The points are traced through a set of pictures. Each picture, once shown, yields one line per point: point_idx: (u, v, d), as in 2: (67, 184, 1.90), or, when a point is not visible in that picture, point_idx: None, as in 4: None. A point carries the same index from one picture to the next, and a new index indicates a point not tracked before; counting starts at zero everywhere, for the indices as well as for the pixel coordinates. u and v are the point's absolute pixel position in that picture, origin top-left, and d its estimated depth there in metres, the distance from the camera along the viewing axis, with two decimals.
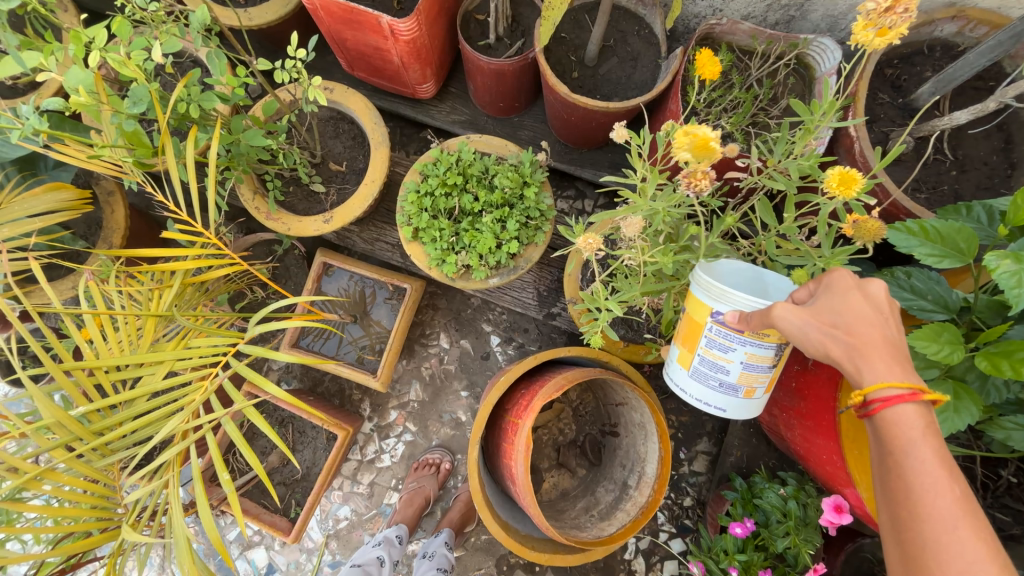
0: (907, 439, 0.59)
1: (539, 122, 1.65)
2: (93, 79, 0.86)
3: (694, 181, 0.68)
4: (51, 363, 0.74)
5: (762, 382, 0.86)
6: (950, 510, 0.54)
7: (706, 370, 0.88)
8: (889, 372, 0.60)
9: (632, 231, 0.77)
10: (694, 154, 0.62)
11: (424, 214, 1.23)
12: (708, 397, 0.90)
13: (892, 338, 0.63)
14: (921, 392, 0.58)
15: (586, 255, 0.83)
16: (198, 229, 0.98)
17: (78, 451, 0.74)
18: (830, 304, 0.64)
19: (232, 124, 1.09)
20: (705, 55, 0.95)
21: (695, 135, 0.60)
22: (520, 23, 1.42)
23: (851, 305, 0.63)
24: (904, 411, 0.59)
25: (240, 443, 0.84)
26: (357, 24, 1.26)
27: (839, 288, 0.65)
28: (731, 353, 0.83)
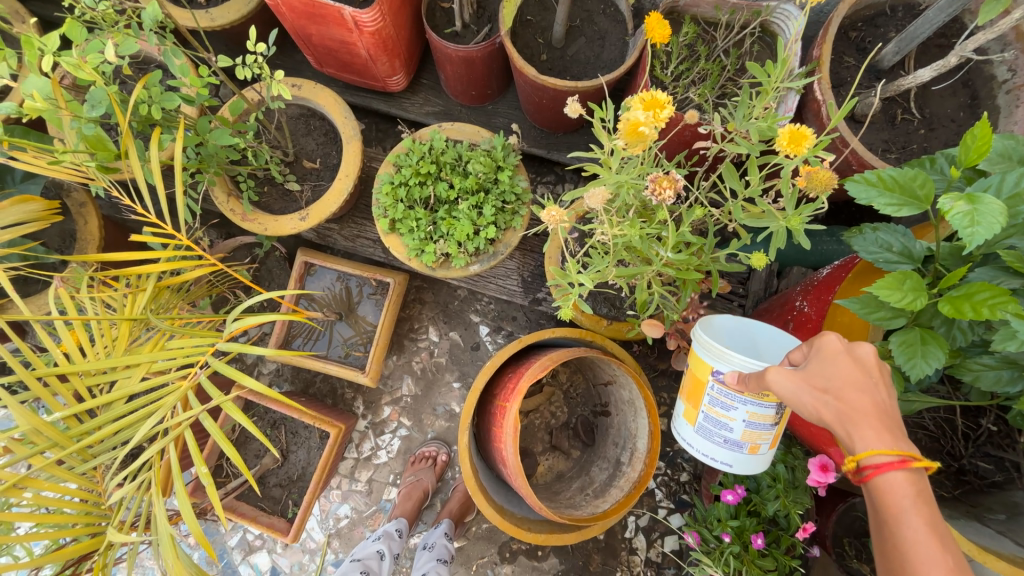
0: (900, 507, 0.61)
1: (513, 108, 1.64)
2: (51, 85, 0.85)
3: (656, 186, 0.71)
4: (22, 371, 0.73)
5: (766, 439, 0.89)
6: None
7: (711, 428, 0.92)
8: (879, 438, 0.63)
9: (597, 203, 0.77)
10: (629, 141, 0.68)
11: (400, 204, 1.23)
12: (715, 453, 0.94)
13: (882, 403, 0.66)
14: (909, 460, 0.60)
15: (552, 230, 0.83)
16: (170, 231, 0.97)
17: (58, 457, 0.74)
18: (821, 368, 0.68)
19: (199, 125, 1.09)
20: (654, 19, 0.92)
21: (630, 121, 0.65)
22: (486, 9, 1.41)
23: (840, 370, 0.67)
24: (895, 479, 0.61)
25: (220, 439, 0.83)
26: (320, 18, 1.25)
27: (829, 354, 0.69)
28: (734, 411, 0.87)
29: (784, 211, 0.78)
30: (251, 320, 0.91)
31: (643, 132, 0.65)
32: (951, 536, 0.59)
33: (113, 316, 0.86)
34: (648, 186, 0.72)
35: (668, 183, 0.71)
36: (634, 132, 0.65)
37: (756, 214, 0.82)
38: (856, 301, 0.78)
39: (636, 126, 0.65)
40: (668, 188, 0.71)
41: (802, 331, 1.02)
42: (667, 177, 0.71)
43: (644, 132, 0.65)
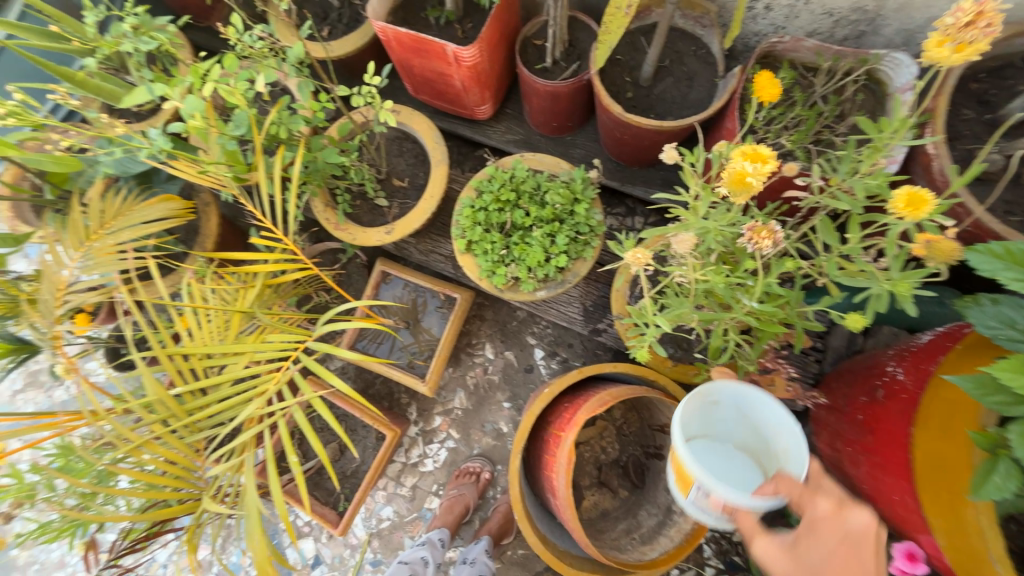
0: None
1: (592, 141, 1.69)
2: (206, 106, 1.00)
3: (754, 236, 0.71)
4: (158, 348, 0.85)
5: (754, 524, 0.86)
6: None
7: (697, 511, 0.93)
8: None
9: (684, 247, 0.76)
10: (733, 192, 0.68)
11: (478, 227, 1.30)
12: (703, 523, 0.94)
13: None
14: None
15: (634, 270, 0.84)
16: (279, 237, 1.10)
17: (174, 427, 0.84)
18: (812, 554, 0.76)
19: (313, 144, 1.22)
20: (765, 77, 0.92)
21: (734, 172, 0.66)
22: (576, 47, 1.47)
23: (833, 555, 0.74)
24: None
25: (308, 432, 0.92)
26: (425, 52, 1.37)
27: (822, 539, 0.76)
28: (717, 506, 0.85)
29: (887, 273, 0.75)
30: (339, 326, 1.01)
31: (750, 181, 0.65)
32: None
33: (227, 308, 0.98)
34: (744, 238, 0.73)
35: (766, 233, 0.71)
36: (741, 182, 0.65)
37: (851, 272, 0.78)
38: (968, 379, 0.72)
39: (742, 176, 0.65)
40: (765, 239, 0.71)
41: (896, 402, 0.94)
42: (764, 228, 0.70)
43: (752, 182, 0.64)
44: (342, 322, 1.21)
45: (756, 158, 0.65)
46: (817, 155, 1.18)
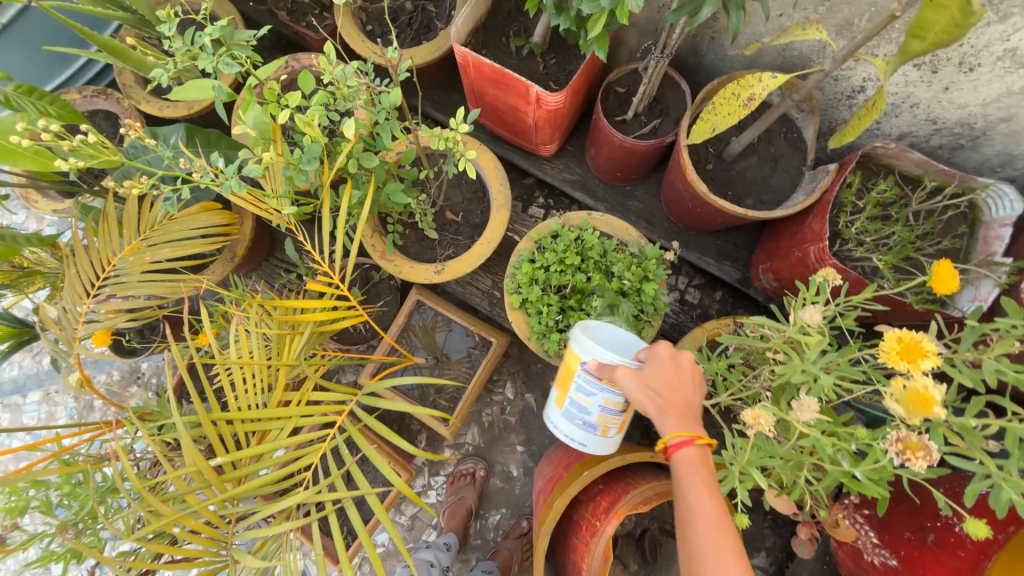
0: (685, 475, 0.77)
1: (651, 195, 1.58)
2: (275, 132, 0.89)
3: (907, 452, 0.61)
4: (204, 414, 0.79)
5: (616, 424, 1.00)
6: (709, 519, 0.73)
7: (573, 412, 1.00)
8: (678, 424, 0.79)
9: (809, 412, 0.68)
10: (907, 410, 0.60)
11: (535, 285, 1.22)
12: (573, 433, 1.03)
13: (689, 401, 0.82)
14: (695, 439, 0.77)
15: (751, 430, 0.72)
16: (333, 281, 1.01)
17: (211, 502, 0.76)
18: (653, 373, 0.83)
19: (378, 175, 1.12)
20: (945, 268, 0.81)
21: (908, 388, 0.59)
22: (660, 103, 1.37)
23: (667, 375, 0.83)
24: (687, 459, 0.78)
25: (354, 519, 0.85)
26: (504, 86, 1.25)
27: (661, 360, 0.84)
28: (592, 397, 0.96)
29: (1007, 467, 0.69)
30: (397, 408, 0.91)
31: (929, 397, 0.58)
32: (719, 497, 0.75)
33: (275, 362, 0.91)
34: (892, 448, 0.63)
35: (921, 449, 0.61)
36: (923, 399, 0.58)
37: (960, 448, 0.73)
38: None
39: (921, 392, 0.58)
40: (923, 458, 0.60)
41: (956, 559, 0.90)
42: (919, 444, 0.60)
43: (934, 396, 0.57)
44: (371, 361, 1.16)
45: (918, 356, 0.61)
46: (902, 276, 1.14)
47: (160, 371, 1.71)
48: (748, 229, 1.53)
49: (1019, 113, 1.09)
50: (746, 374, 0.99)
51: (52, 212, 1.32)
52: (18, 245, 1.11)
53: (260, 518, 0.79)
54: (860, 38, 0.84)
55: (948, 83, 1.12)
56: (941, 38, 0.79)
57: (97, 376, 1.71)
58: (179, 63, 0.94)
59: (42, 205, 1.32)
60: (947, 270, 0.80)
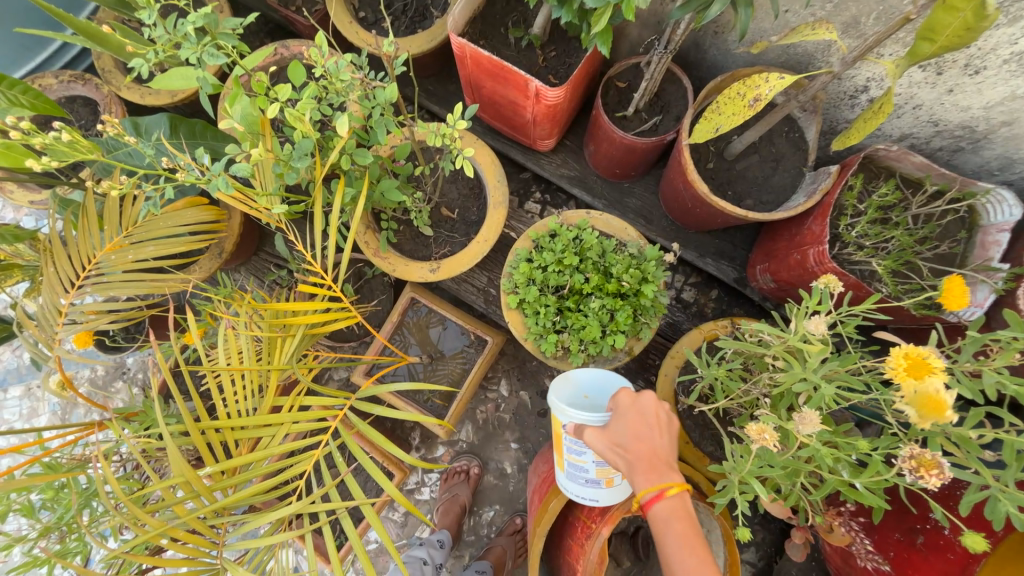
0: (662, 530, 0.78)
1: (649, 192, 1.56)
2: (264, 126, 0.85)
3: (920, 469, 0.65)
4: (191, 422, 0.76)
5: (617, 472, 0.98)
6: (688, 574, 0.74)
7: (573, 471, 1.00)
8: (648, 479, 0.79)
9: (812, 425, 0.68)
10: (920, 414, 0.59)
11: (533, 286, 1.20)
12: (581, 491, 1.02)
13: (657, 450, 0.82)
14: (664, 494, 0.77)
15: (756, 443, 0.73)
16: (325, 281, 0.98)
17: (200, 513, 0.74)
18: (616, 427, 0.84)
19: (372, 172, 1.08)
20: (956, 282, 0.81)
21: (920, 391, 0.59)
22: (661, 99, 1.34)
23: (631, 428, 0.83)
24: (661, 512, 0.78)
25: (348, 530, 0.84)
26: (502, 80, 1.19)
27: (622, 412, 0.85)
28: (584, 455, 0.96)
29: (1006, 478, 0.69)
30: (392, 414, 0.90)
31: (943, 401, 0.57)
32: (698, 549, 0.75)
33: (265, 367, 0.88)
34: (906, 466, 0.67)
35: (935, 467, 0.64)
36: (936, 402, 0.57)
37: (957, 458, 0.73)
38: None
39: (934, 395, 0.57)
40: (937, 475, 0.64)
41: (945, 563, 0.90)
42: (933, 462, 0.64)
43: (945, 399, 0.57)
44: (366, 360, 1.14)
45: (927, 370, 0.63)
46: (900, 280, 1.14)
47: (146, 367, 1.67)
48: (746, 228, 1.52)
49: (1022, 117, 1.09)
50: (745, 380, 0.98)
51: (29, 204, 1.26)
52: None
53: (252, 528, 0.78)
54: (874, 39, 0.83)
55: (952, 86, 1.10)
56: (952, 42, 0.76)
57: (79, 373, 1.66)
58: (160, 51, 0.89)
59: (19, 197, 1.26)
60: (957, 286, 0.81)
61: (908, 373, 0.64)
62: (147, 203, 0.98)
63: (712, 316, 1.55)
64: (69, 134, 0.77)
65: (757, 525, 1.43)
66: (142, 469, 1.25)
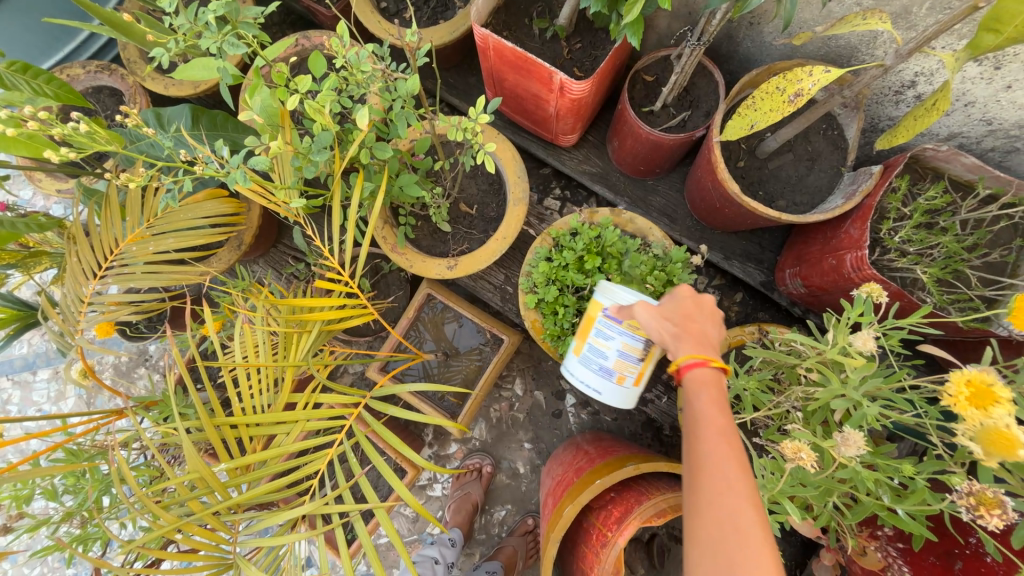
0: (695, 393, 0.73)
1: (674, 190, 1.51)
2: (283, 118, 0.83)
3: (981, 508, 0.60)
4: (206, 418, 0.76)
5: (632, 372, 0.97)
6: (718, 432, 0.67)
7: (591, 356, 0.99)
8: (692, 346, 0.77)
9: (854, 448, 0.65)
10: (987, 450, 0.57)
11: (553, 286, 1.17)
12: (588, 378, 1.00)
13: (705, 333, 0.81)
14: (710, 358, 0.74)
15: (789, 463, 0.69)
16: (342, 277, 0.96)
17: (214, 509, 0.74)
18: (670, 307, 0.85)
19: (392, 167, 1.06)
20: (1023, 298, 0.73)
21: (986, 426, 0.57)
22: (690, 93, 1.28)
23: (684, 310, 0.83)
24: (700, 374, 0.74)
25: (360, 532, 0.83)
26: (525, 72, 1.15)
27: (679, 297, 0.86)
28: (611, 341, 0.95)
29: None
30: (405, 415, 0.88)
31: (1014, 437, 0.54)
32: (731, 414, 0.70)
33: (281, 363, 0.88)
34: (963, 502, 0.62)
35: (997, 506, 0.60)
36: (1006, 440, 0.55)
37: (1011, 486, 0.68)
38: None
39: (1003, 431, 0.55)
40: (1000, 515, 0.59)
41: None
42: (996, 502, 0.59)
43: (1017, 437, 0.54)
44: (381, 357, 1.12)
45: (994, 403, 0.58)
46: (945, 290, 1.08)
47: (167, 355, 1.69)
48: (776, 230, 1.45)
49: None
50: (774, 392, 0.94)
51: (55, 192, 1.28)
52: (17, 231, 1.04)
53: (266, 526, 0.78)
54: (932, 31, 0.76)
55: (1010, 81, 1.02)
56: (1019, 33, 0.68)
57: (102, 358, 1.69)
58: (181, 40, 0.88)
59: (46, 185, 1.28)
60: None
61: (969, 404, 0.60)
62: (166, 195, 0.96)
63: (736, 320, 1.50)
64: (88, 125, 0.76)
65: (777, 539, 1.39)
66: (161, 457, 1.27)
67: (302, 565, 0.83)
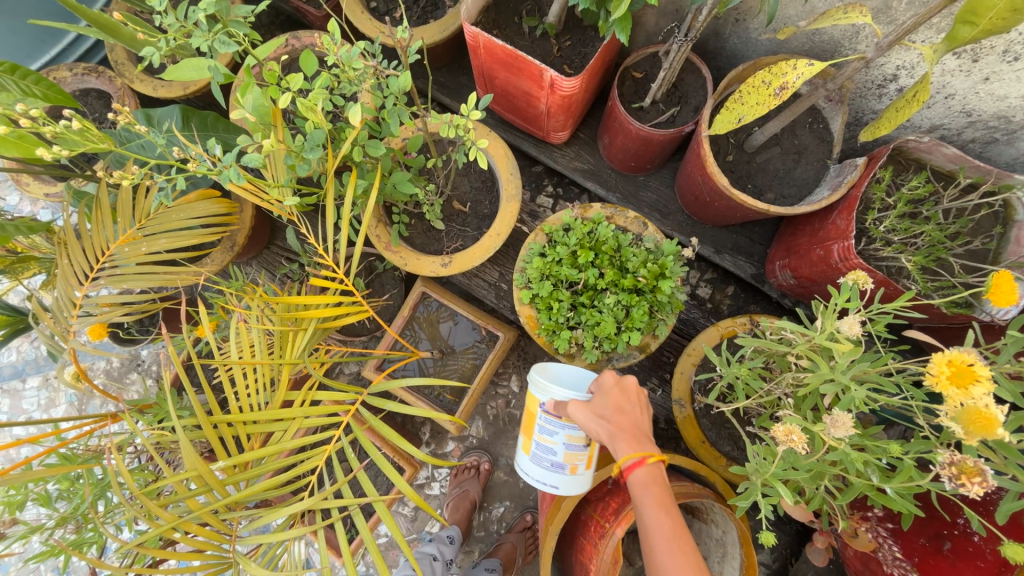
0: (640, 495, 0.82)
1: (665, 185, 1.52)
2: (275, 116, 0.84)
3: (961, 476, 0.62)
4: (203, 416, 0.76)
5: (583, 460, 0.99)
6: (668, 533, 0.77)
7: (539, 453, 1.00)
8: (630, 446, 0.83)
9: (843, 429, 0.66)
10: (966, 430, 0.59)
11: (547, 281, 1.18)
12: (543, 476, 1.00)
13: (636, 423, 0.87)
14: (645, 459, 0.81)
15: (780, 447, 0.70)
16: (337, 275, 0.96)
17: (213, 506, 0.74)
18: (601, 399, 0.89)
19: (385, 165, 1.07)
20: (1003, 281, 0.76)
21: (966, 406, 0.59)
22: (679, 89, 1.30)
23: (614, 401, 0.88)
24: (640, 477, 0.82)
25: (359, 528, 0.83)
26: (516, 69, 1.15)
27: (605, 386, 0.90)
28: (555, 436, 0.97)
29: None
30: (402, 410, 0.88)
31: (992, 417, 0.57)
32: (674, 509, 0.80)
33: (278, 361, 0.88)
34: (945, 472, 0.64)
35: (978, 474, 0.61)
36: (984, 419, 0.57)
37: (995, 463, 0.70)
38: None
39: (981, 411, 0.57)
40: (981, 483, 0.61)
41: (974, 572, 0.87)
42: (976, 470, 0.61)
43: (995, 415, 0.57)
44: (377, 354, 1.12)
45: (973, 384, 0.60)
46: (929, 277, 1.10)
47: (160, 359, 1.68)
48: (765, 223, 1.48)
49: None
50: (767, 380, 0.95)
51: (43, 196, 1.27)
52: (7, 235, 1.03)
53: (264, 523, 0.78)
54: (911, 23, 0.78)
55: (988, 73, 1.05)
56: (995, 25, 0.70)
57: (94, 364, 1.68)
58: (172, 39, 0.88)
59: (34, 188, 1.27)
60: (1008, 286, 0.75)
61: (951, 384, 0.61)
62: (159, 194, 0.97)
63: (728, 313, 1.52)
64: (80, 123, 0.76)
65: (772, 526, 1.41)
66: (156, 461, 1.26)
67: (302, 562, 0.83)
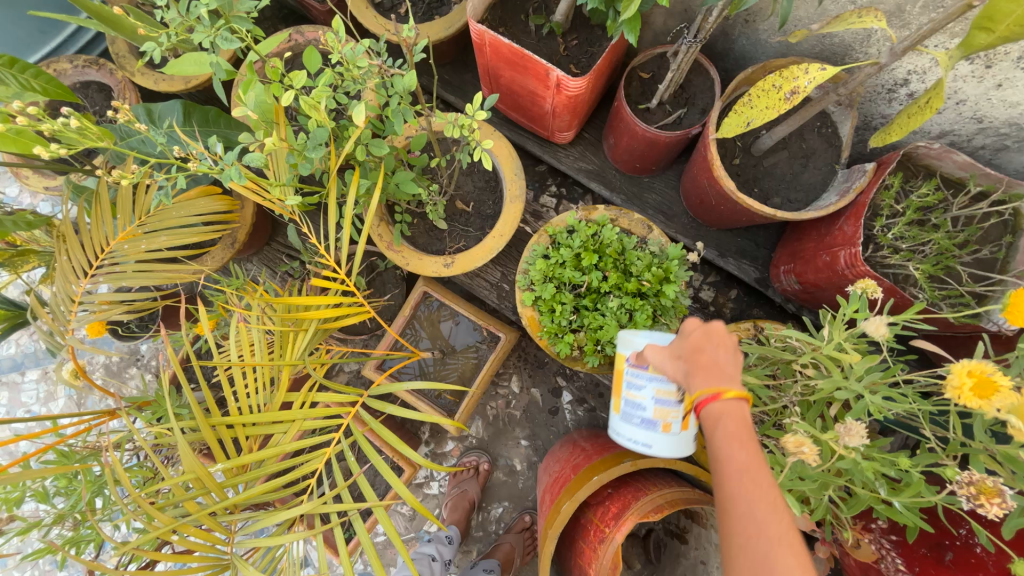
0: (713, 430, 0.71)
1: (669, 187, 1.51)
2: (278, 113, 0.82)
3: (981, 497, 0.62)
4: (202, 418, 0.75)
5: (678, 417, 0.90)
6: (742, 468, 0.66)
7: (628, 410, 0.95)
8: (702, 380, 0.74)
9: (855, 438, 0.65)
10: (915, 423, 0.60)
11: (550, 283, 1.17)
12: (633, 435, 0.95)
13: (717, 360, 0.76)
14: (718, 393, 0.71)
15: (789, 458, 0.69)
16: (338, 276, 0.95)
17: (212, 508, 0.73)
18: (680, 340, 0.82)
19: (387, 164, 1.05)
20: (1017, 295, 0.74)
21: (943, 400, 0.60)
22: (686, 91, 1.29)
23: (693, 342, 0.80)
24: (714, 411, 0.72)
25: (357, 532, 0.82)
26: (522, 68, 1.14)
27: (688, 328, 0.82)
28: (643, 390, 0.92)
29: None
30: (402, 413, 0.87)
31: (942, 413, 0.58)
32: (754, 447, 0.68)
33: (277, 363, 0.87)
34: (963, 491, 0.63)
35: (997, 495, 0.61)
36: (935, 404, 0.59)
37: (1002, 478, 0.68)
38: None
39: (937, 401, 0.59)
40: (1000, 504, 0.60)
41: None
42: (996, 490, 0.60)
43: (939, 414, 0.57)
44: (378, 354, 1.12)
45: (993, 392, 0.59)
46: (936, 286, 1.10)
47: (159, 355, 1.67)
48: (770, 227, 1.46)
49: None
50: (772, 388, 0.94)
51: (43, 190, 1.26)
52: (5, 229, 1.02)
53: (262, 527, 0.77)
54: (927, 28, 0.76)
55: (1002, 80, 1.03)
56: (1012, 32, 0.69)
57: (92, 359, 1.67)
58: (173, 34, 0.87)
59: (34, 182, 1.26)
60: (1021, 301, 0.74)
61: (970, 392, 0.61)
62: (158, 192, 0.95)
63: (731, 317, 1.51)
64: (79, 121, 0.75)
65: None
66: (154, 458, 1.26)
67: (300, 565, 0.82)
